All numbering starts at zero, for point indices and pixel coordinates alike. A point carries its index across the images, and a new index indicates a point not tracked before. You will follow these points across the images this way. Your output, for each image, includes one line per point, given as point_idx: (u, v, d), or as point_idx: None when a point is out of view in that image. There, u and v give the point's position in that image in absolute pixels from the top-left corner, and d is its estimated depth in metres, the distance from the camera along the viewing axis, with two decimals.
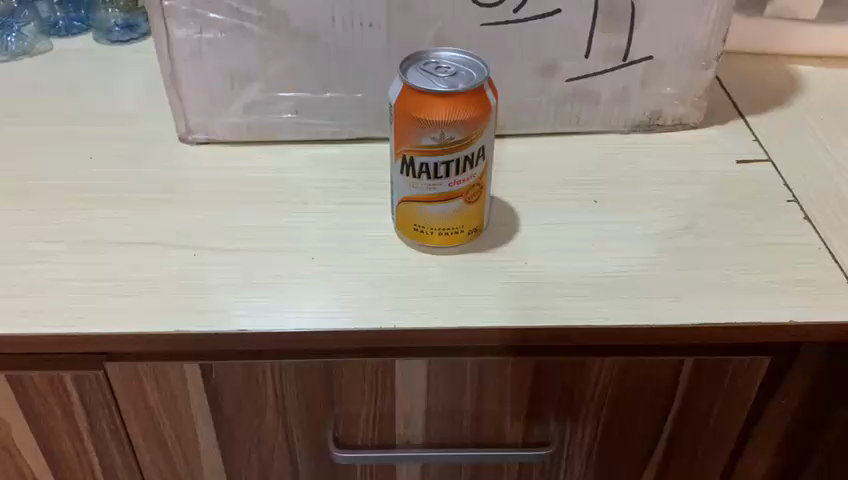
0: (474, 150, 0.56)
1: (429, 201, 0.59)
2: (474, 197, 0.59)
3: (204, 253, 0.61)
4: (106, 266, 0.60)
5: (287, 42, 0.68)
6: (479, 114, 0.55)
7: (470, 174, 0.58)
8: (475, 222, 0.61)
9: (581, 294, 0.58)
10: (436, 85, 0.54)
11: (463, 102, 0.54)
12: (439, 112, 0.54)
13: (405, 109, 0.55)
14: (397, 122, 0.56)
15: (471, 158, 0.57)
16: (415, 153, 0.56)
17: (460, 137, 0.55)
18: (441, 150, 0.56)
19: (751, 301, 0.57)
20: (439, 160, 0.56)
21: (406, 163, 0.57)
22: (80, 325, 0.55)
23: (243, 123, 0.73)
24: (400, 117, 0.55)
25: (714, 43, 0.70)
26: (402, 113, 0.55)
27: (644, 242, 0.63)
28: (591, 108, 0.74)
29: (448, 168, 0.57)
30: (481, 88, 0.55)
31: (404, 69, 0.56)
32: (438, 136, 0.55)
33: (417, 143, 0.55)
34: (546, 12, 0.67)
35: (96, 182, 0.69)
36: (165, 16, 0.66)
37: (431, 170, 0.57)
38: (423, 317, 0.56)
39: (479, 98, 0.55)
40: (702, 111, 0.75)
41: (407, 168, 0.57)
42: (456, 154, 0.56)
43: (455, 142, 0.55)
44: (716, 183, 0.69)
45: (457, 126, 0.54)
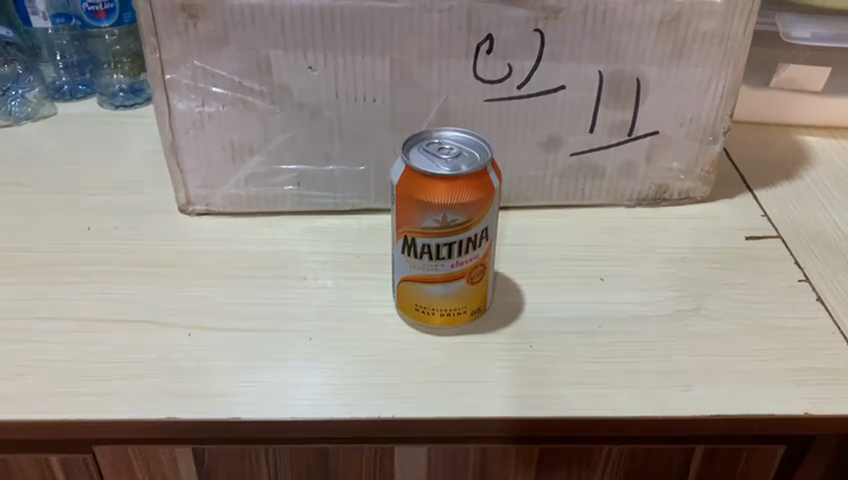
0: (477, 231, 0.55)
1: (431, 281, 0.57)
2: (476, 277, 0.58)
3: (199, 332, 0.60)
4: (99, 346, 0.58)
5: (290, 116, 0.67)
6: (482, 197, 0.53)
7: (473, 254, 0.56)
8: (478, 301, 0.59)
9: (588, 381, 0.56)
10: (438, 168, 0.53)
11: (466, 185, 0.53)
12: (441, 196, 0.53)
13: (407, 192, 0.54)
14: (399, 204, 0.55)
15: (473, 239, 0.55)
16: (417, 234, 0.55)
17: (463, 220, 0.54)
18: (443, 233, 0.54)
19: (764, 390, 0.55)
20: (442, 241, 0.55)
21: (407, 243, 0.56)
22: (68, 410, 0.53)
23: (244, 195, 0.72)
24: (402, 199, 0.54)
25: (720, 118, 0.70)
26: (404, 195, 0.54)
27: (651, 324, 0.61)
28: (596, 181, 0.73)
29: (451, 249, 0.55)
30: (483, 170, 0.54)
31: (406, 151, 0.55)
32: (440, 219, 0.53)
33: (419, 225, 0.54)
34: (551, 88, 0.67)
35: (92, 255, 0.67)
36: (167, 89, 0.65)
37: (433, 250, 0.55)
38: (425, 405, 0.54)
39: (482, 181, 0.54)
40: (709, 185, 0.74)
41: (409, 248, 0.56)
42: (459, 236, 0.54)
43: (458, 225, 0.54)
44: (725, 261, 0.68)
45: (460, 209, 0.53)
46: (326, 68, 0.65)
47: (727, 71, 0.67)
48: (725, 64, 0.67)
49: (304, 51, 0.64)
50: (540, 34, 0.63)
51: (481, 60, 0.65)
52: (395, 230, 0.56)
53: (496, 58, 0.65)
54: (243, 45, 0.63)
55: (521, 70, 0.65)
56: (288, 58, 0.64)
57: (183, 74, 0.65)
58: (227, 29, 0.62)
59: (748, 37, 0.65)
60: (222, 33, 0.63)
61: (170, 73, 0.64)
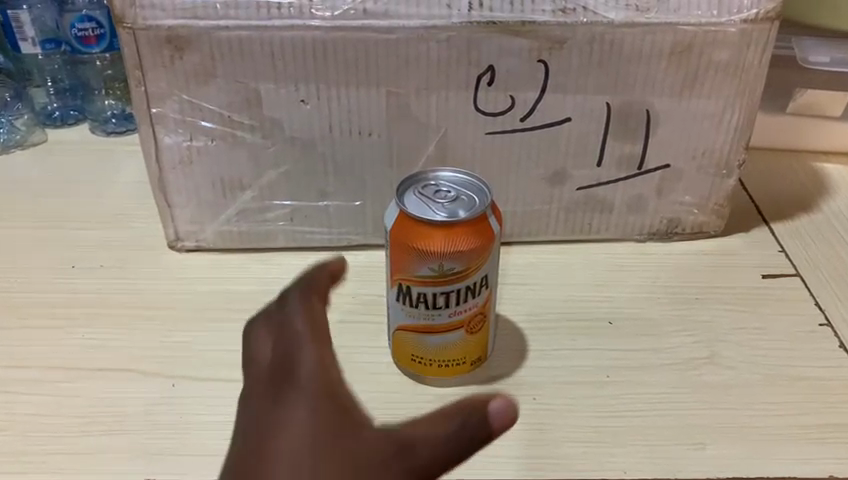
0: (477, 278, 0.52)
1: (426, 331, 0.54)
2: (475, 328, 0.54)
3: (184, 383, 0.56)
4: (77, 398, 0.55)
5: (282, 150, 0.64)
6: (481, 244, 0.50)
7: (472, 302, 0.53)
8: (478, 350, 0.56)
9: (596, 439, 0.52)
10: (433, 214, 0.50)
11: (463, 233, 0.49)
12: (436, 244, 0.49)
13: (401, 238, 0.50)
14: (392, 251, 0.51)
15: (473, 288, 0.52)
16: (411, 283, 0.51)
17: (461, 269, 0.50)
18: (439, 282, 0.51)
19: (785, 449, 0.52)
20: (438, 290, 0.51)
21: (402, 291, 0.52)
22: (41, 471, 0.50)
23: (235, 230, 0.69)
24: (395, 246, 0.51)
25: (735, 150, 0.66)
26: (398, 243, 0.50)
27: (663, 373, 0.57)
28: (604, 216, 0.69)
29: (449, 298, 0.52)
30: (483, 216, 0.50)
31: (400, 194, 0.52)
32: (436, 267, 0.50)
33: (414, 273, 0.51)
34: (556, 120, 0.63)
35: (75, 296, 0.64)
36: (154, 123, 0.62)
37: (430, 300, 0.52)
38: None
39: (481, 227, 0.50)
40: (722, 219, 0.70)
41: (404, 295, 0.52)
42: (457, 284, 0.51)
43: (456, 274, 0.50)
44: (740, 302, 0.64)
45: (458, 257, 0.50)
46: (320, 101, 0.62)
47: (742, 102, 0.64)
48: (740, 95, 0.63)
49: (296, 84, 0.61)
50: (544, 64, 0.60)
51: (481, 92, 0.61)
52: (389, 278, 0.53)
53: (497, 90, 0.61)
54: (231, 78, 0.60)
55: (524, 102, 0.62)
56: (279, 91, 0.61)
57: (170, 108, 0.62)
58: (215, 61, 0.59)
59: (764, 67, 0.62)
60: (209, 65, 0.60)
61: (156, 107, 0.62)
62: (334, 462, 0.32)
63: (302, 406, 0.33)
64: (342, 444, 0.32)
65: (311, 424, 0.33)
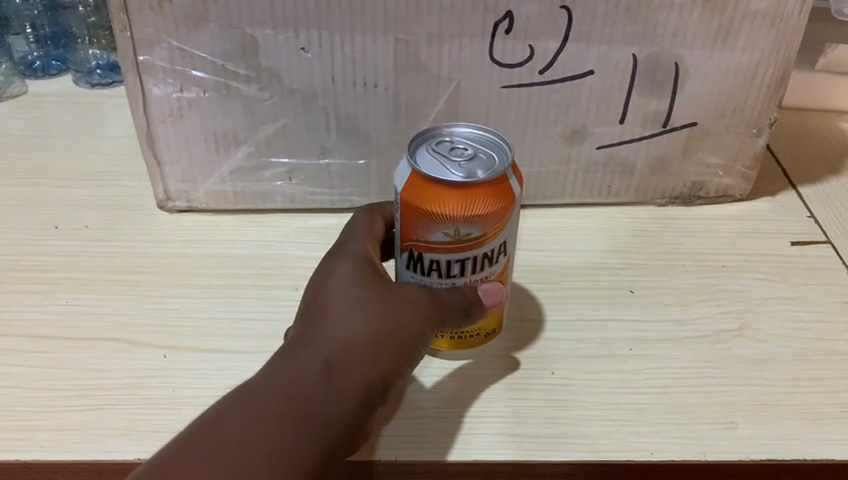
0: (495, 245, 0.48)
1: None
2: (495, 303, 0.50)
3: (177, 354, 0.52)
4: (60, 370, 0.51)
5: (280, 103, 0.59)
6: (502, 207, 0.46)
7: (489, 270, 0.49)
8: (493, 323, 0.52)
9: (621, 417, 0.49)
10: (450, 173, 0.45)
11: (483, 194, 0.45)
12: (453, 207, 0.45)
13: (413, 201, 0.46)
14: (402, 215, 0.47)
15: (490, 255, 0.48)
16: (422, 249, 0.47)
17: (479, 234, 0.46)
18: (454, 248, 0.47)
19: (821, 430, 0.48)
20: (453, 258, 0.47)
21: (413, 258, 0.48)
22: (22, 450, 0.46)
23: (229, 190, 0.64)
24: (406, 209, 0.46)
25: (767, 109, 0.62)
26: (409, 204, 0.46)
27: (691, 347, 0.54)
28: (624, 178, 0.65)
29: (464, 265, 0.48)
30: (504, 177, 0.46)
31: (411, 151, 0.47)
32: (452, 232, 0.46)
33: (426, 238, 0.46)
34: (578, 73, 0.59)
35: (58, 259, 0.60)
36: (141, 73, 0.57)
37: (443, 267, 0.48)
38: (431, 443, 0.47)
39: (502, 189, 0.46)
40: (749, 183, 0.66)
41: (415, 263, 0.48)
42: (475, 251, 0.47)
43: (473, 239, 0.46)
44: (769, 271, 0.60)
45: (476, 223, 0.45)
46: (322, 49, 0.57)
47: (778, 56, 0.59)
48: (776, 47, 0.58)
49: (296, 30, 0.55)
50: (567, 11, 0.55)
51: (498, 41, 0.57)
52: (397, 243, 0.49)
53: (516, 39, 0.56)
54: (225, 23, 0.55)
55: (544, 53, 0.57)
56: (277, 38, 0.56)
57: (158, 55, 0.57)
58: (207, 4, 0.54)
59: (805, 16, 0.57)
60: (201, 9, 0.54)
61: (144, 54, 0.56)
62: (378, 295, 0.44)
63: (351, 265, 0.46)
64: (383, 286, 0.45)
65: (358, 271, 0.45)
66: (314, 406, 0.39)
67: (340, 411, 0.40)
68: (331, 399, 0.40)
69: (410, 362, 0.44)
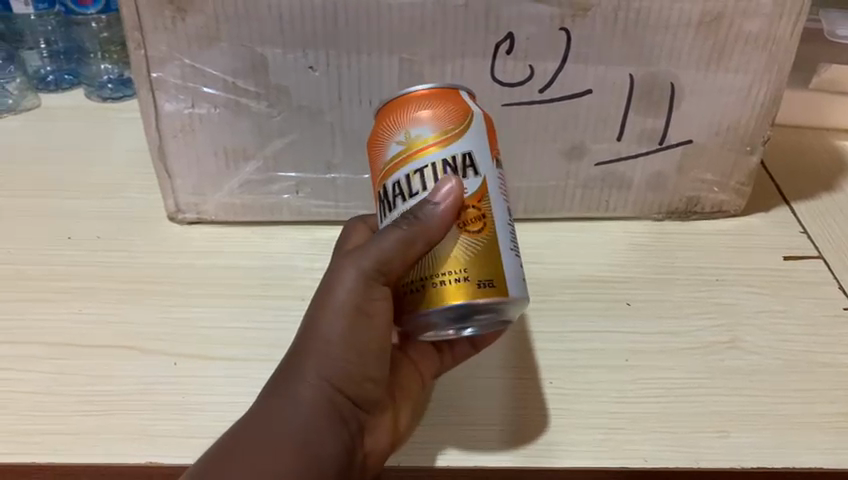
0: (455, 152, 0.46)
1: None
2: (469, 225, 0.46)
3: (186, 361, 0.54)
4: (73, 376, 0.53)
5: (288, 120, 0.61)
6: (449, 109, 0.47)
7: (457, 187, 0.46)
8: (491, 267, 0.45)
9: (616, 426, 0.50)
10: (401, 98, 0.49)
11: (427, 97, 0.47)
12: (401, 112, 0.47)
13: (373, 138, 0.49)
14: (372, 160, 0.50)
15: (450, 161, 0.46)
16: (387, 174, 0.47)
17: (429, 134, 0.46)
18: (408, 154, 0.46)
19: (809, 438, 0.50)
20: (410, 167, 0.46)
21: (384, 200, 0.48)
22: (38, 453, 0.47)
23: (237, 203, 0.66)
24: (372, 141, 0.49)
25: (761, 127, 0.63)
26: (372, 142, 0.49)
27: (684, 358, 0.55)
28: (621, 193, 0.67)
29: (423, 175, 0.46)
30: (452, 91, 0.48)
31: None
32: (403, 137, 0.47)
33: (386, 160, 0.47)
34: (576, 92, 0.61)
35: (71, 268, 0.62)
36: (154, 89, 0.59)
37: (404, 184, 0.46)
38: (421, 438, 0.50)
39: (451, 98, 0.48)
40: (743, 199, 0.68)
41: (383, 205, 0.48)
42: (431, 157, 0.46)
43: (424, 139, 0.46)
44: (762, 285, 0.62)
45: (426, 120, 0.46)
46: (329, 68, 0.59)
47: (771, 77, 0.61)
48: (768, 69, 0.60)
49: (305, 50, 0.57)
50: (566, 33, 0.57)
51: (499, 61, 0.59)
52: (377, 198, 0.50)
53: (516, 59, 0.58)
54: (236, 41, 0.57)
55: (543, 73, 0.59)
56: (286, 57, 0.58)
57: (171, 73, 0.59)
58: (219, 24, 0.56)
59: (797, 39, 0.59)
60: (212, 28, 0.56)
61: (156, 71, 0.58)
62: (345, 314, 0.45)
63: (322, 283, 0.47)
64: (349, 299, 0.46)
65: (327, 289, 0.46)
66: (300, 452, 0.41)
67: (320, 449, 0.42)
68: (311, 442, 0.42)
69: (365, 349, 0.45)
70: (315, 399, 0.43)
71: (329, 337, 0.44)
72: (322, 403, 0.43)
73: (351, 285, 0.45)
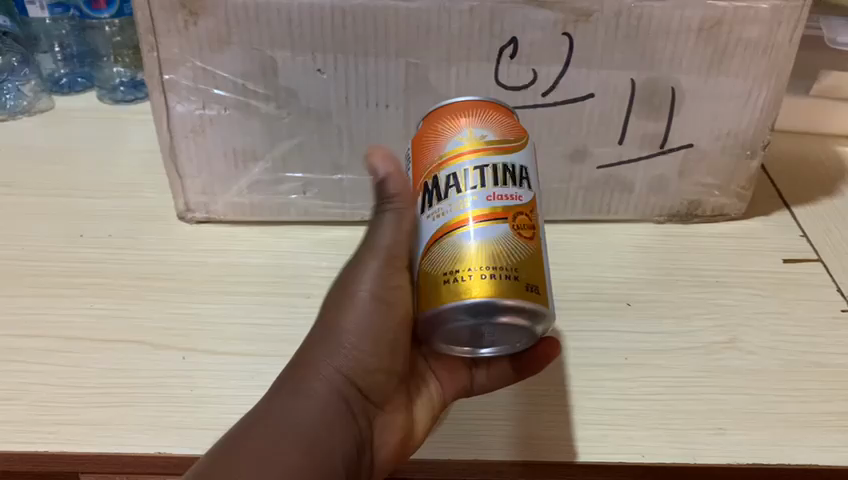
0: (515, 162, 0.45)
1: (463, 224, 0.43)
2: (522, 231, 0.43)
3: (195, 356, 0.55)
4: (84, 368, 0.54)
5: (297, 121, 0.63)
6: (512, 124, 0.47)
7: (513, 191, 0.44)
8: (534, 274, 0.42)
9: (614, 422, 0.51)
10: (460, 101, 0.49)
11: (491, 107, 0.47)
12: (465, 112, 0.47)
13: (426, 132, 0.48)
14: (419, 153, 0.48)
15: (510, 168, 0.45)
16: (440, 165, 0.46)
17: (494, 137, 0.45)
18: (470, 149, 0.45)
19: (804, 436, 0.51)
20: (470, 162, 0.44)
21: (429, 193, 0.46)
22: (50, 442, 0.49)
23: (246, 203, 0.68)
24: (421, 141, 0.48)
25: (761, 132, 0.64)
26: (424, 137, 0.48)
27: (682, 357, 0.56)
28: (623, 196, 0.68)
29: (484, 173, 0.44)
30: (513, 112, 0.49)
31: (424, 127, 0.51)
32: (466, 134, 0.46)
33: (442, 152, 0.46)
34: (578, 96, 0.62)
35: (83, 265, 0.63)
36: (165, 91, 0.61)
37: (461, 177, 0.44)
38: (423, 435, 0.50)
39: (511, 116, 0.48)
40: (744, 202, 0.69)
41: (430, 194, 0.45)
42: (494, 158, 0.45)
43: (489, 140, 0.45)
44: (762, 287, 0.63)
45: (491, 125, 0.46)
46: (337, 71, 0.60)
47: (770, 82, 0.62)
48: (768, 74, 0.61)
49: (313, 53, 0.59)
50: (568, 38, 0.58)
51: (503, 65, 0.60)
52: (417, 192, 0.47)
53: (520, 64, 0.60)
54: (246, 45, 0.58)
55: (546, 77, 0.61)
56: (295, 60, 0.59)
57: (182, 75, 0.60)
58: (230, 28, 0.58)
59: (796, 45, 0.60)
60: (223, 32, 0.58)
61: (168, 73, 0.60)
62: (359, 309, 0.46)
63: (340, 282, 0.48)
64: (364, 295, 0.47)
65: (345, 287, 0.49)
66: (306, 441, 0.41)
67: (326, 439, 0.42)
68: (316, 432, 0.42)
69: (380, 341, 0.46)
70: (325, 390, 0.44)
71: (344, 325, 0.46)
72: (334, 393, 0.44)
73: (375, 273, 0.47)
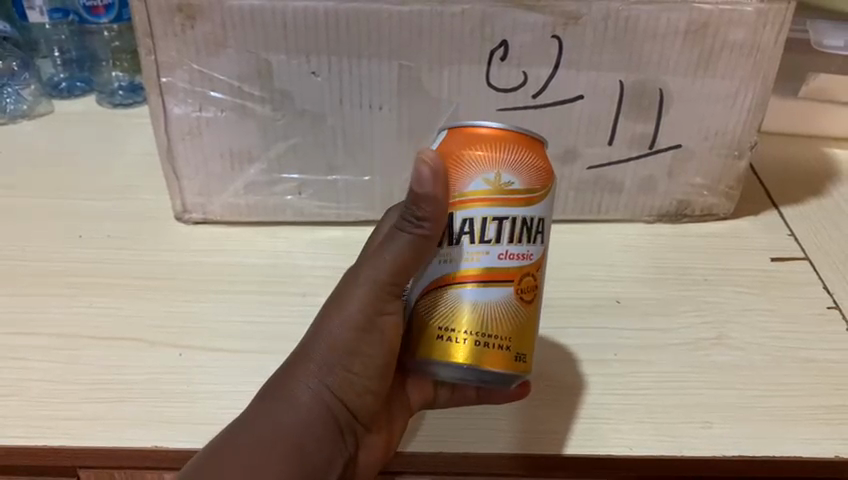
0: (534, 216, 0.45)
1: (465, 280, 0.44)
2: (524, 294, 0.44)
3: (191, 353, 0.56)
4: (82, 365, 0.55)
5: (292, 123, 0.64)
6: (540, 168, 0.45)
7: (525, 249, 0.44)
8: (525, 340, 0.45)
9: (603, 416, 0.52)
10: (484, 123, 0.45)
11: (521, 146, 0.45)
12: (493, 150, 0.44)
13: (447, 155, 0.45)
14: None
15: (528, 225, 0.44)
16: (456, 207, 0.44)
17: (519, 187, 0.44)
18: (491, 200, 0.44)
19: (789, 429, 0.52)
20: (488, 214, 0.44)
21: None
22: (49, 436, 0.50)
23: (242, 203, 0.69)
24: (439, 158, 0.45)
25: (748, 133, 0.66)
26: (443, 159, 0.45)
27: (671, 352, 0.57)
28: (613, 196, 0.69)
29: (501, 229, 0.44)
30: (540, 144, 0.46)
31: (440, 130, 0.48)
32: (491, 178, 0.44)
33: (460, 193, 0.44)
34: (568, 98, 0.63)
35: (82, 264, 0.64)
36: (163, 93, 0.62)
37: (476, 229, 0.44)
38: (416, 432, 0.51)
39: (539, 154, 0.46)
40: (733, 202, 0.70)
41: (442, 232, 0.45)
42: (514, 211, 0.44)
43: (513, 191, 0.44)
44: (749, 284, 0.64)
45: (518, 171, 0.44)
46: (331, 73, 0.61)
47: (756, 84, 0.63)
48: (754, 76, 0.63)
49: (308, 56, 0.60)
50: (558, 40, 0.60)
51: (494, 67, 0.61)
52: None
53: (510, 66, 0.61)
54: (242, 48, 0.60)
55: (537, 79, 0.62)
56: (290, 63, 0.60)
57: (180, 77, 0.61)
58: (226, 32, 0.59)
59: (781, 47, 0.61)
60: (219, 35, 0.59)
61: (166, 76, 0.61)
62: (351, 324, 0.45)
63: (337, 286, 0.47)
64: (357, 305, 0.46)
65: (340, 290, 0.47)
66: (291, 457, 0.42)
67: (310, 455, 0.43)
68: (301, 448, 0.43)
69: (371, 364, 0.46)
70: (313, 404, 0.44)
71: (331, 343, 0.45)
72: (320, 413, 0.44)
73: (367, 292, 0.45)
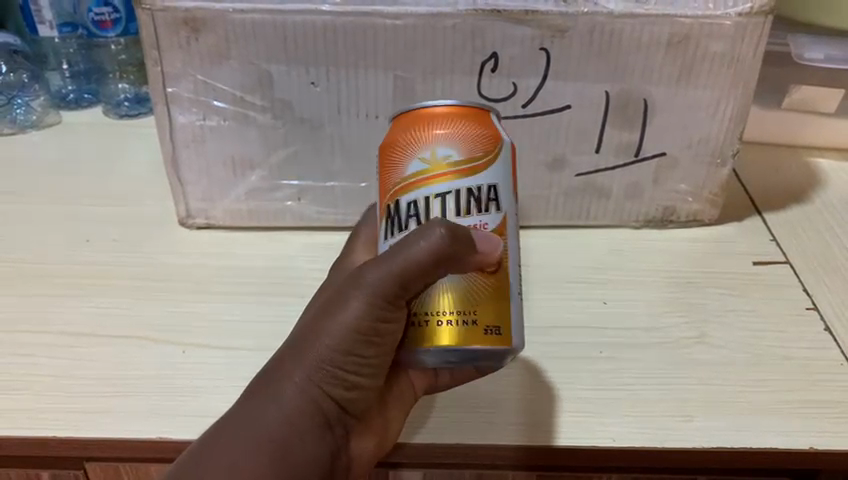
0: (481, 183, 0.46)
1: None
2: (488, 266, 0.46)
3: (194, 350, 0.59)
4: (89, 362, 0.57)
5: (291, 130, 0.67)
6: (480, 136, 0.47)
7: (477, 219, 0.46)
8: (499, 313, 0.45)
9: (588, 409, 0.55)
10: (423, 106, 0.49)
11: (459, 119, 0.47)
12: (430, 127, 0.47)
13: (391, 142, 0.48)
14: (383, 166, 0.48)
15: (476, 194, 0.46)
16: (403, 189, 0.46)
17: (459, 158, 0.46)
18: (433, 176, 0.46)
19: (767, 422, 0.54)
20: (433, 190, 0.46)
21: (391, 217, 0.47)
22: (58, 427, 0.52)
23: (244, 208, 0.71)
24: (387, 147, 0.48)
25: (730, 141, 0.68)
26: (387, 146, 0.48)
27: (655, 350, 0.60)
28: (601, 202, 0.72)
29: (446, 203, 0.46)
30: (481, 115, 0.49)
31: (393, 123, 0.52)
32: (429, 154, 0.46)
33: (404, 174, 0.47)
34: (556, 107, 0.66)
35: (89, 267, 0.67)
36: (168, 103, 0.65)
37: (423, 207, 0.46)
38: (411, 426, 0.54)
39: (479, 123, 0.48)
40: (717, 208, 0.73)
41: (393, 220, 0.47)
42: (456, 183, 0.46)
43: (453, 163, 0.46)
44: (732, 286, 0.67)
45: (456, 143, 0.46)
46: (329, 84, 0.64)
47: (737, 93, 0.66)
48: (735, 86, 0.65)
49: (307, 67, 0.63)
50: (546, 52, 0.62)
51: (485, 78, 0.64)
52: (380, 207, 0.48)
53: (501, 77, 0.64)
54: (245, 60, 0.63)
55: (526, 89, 0.65)
56: (290, 74, 0.63)
57: (184, 88, 0.64)
58: (229, 45, 0.62)
59: (760, 58, 0.64)
60: (223, 47, 0.62)
61: (171, 86, 0.64)
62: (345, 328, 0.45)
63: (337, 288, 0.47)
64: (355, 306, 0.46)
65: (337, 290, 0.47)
66: (278, 453, 0.44)
67: (300, 450, 0.45)
68: (291, 445, 0.45)
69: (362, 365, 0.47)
70: (302, 402, 0.46)
71: (324, 348, 0.46)
72: (310, 412, 0.46)
73: (365, 303, 0.44)
